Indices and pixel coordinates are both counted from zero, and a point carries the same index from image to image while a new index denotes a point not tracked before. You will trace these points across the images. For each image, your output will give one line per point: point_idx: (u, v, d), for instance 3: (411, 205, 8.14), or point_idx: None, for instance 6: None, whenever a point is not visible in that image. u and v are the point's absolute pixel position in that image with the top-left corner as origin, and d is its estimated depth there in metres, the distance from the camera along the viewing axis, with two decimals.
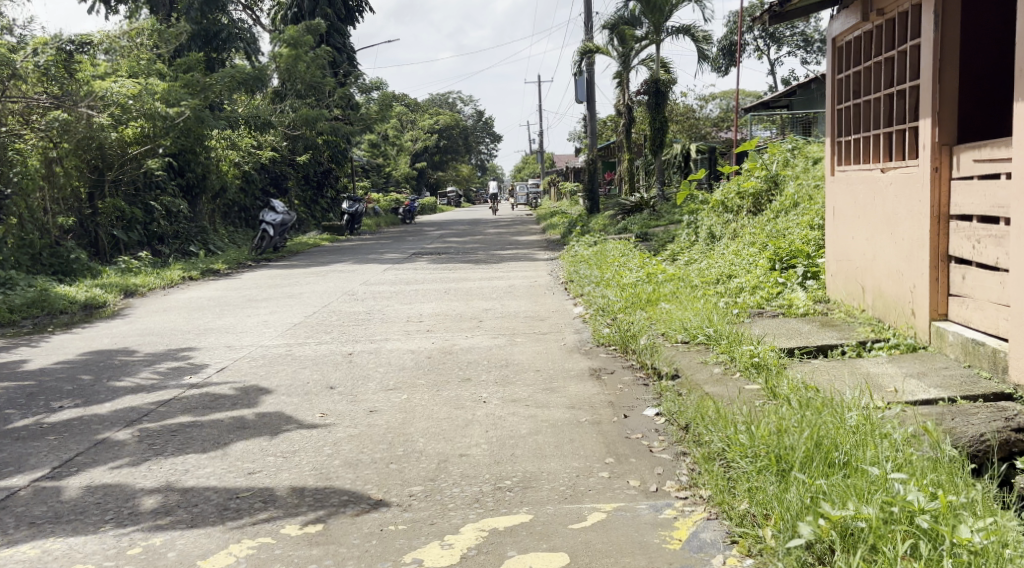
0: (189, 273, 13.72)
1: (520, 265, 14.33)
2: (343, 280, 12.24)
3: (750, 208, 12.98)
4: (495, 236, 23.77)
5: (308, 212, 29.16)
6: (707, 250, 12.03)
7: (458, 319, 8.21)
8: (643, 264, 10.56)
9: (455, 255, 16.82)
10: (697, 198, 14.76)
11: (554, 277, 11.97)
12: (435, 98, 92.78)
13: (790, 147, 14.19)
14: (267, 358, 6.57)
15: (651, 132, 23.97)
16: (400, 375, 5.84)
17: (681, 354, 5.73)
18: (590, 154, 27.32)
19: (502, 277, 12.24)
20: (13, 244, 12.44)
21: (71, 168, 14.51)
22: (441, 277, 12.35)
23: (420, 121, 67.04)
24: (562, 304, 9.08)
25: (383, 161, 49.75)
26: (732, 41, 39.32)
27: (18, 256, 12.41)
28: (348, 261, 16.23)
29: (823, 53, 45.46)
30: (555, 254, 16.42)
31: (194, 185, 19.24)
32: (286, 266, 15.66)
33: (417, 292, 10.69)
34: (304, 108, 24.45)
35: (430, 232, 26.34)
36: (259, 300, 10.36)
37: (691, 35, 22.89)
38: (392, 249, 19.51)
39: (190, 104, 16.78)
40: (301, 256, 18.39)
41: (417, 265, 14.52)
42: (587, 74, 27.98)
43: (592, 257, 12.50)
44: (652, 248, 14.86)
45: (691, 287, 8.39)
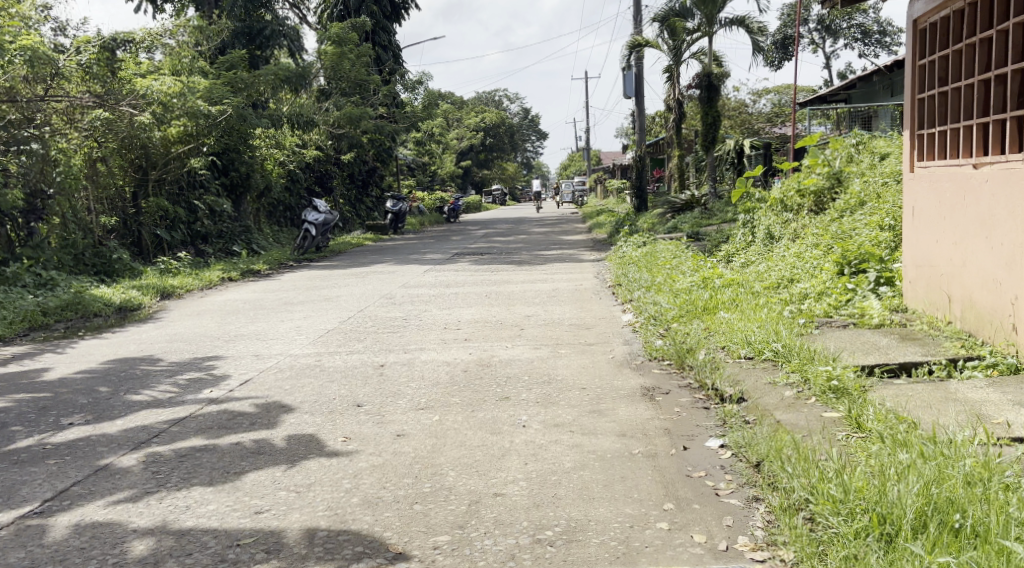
0: (229, 274, 13.38)
1: (566, 267, 13.76)
2: (383, 282, 11.78)
3: (811, 207, 12.25)
4: (541, 235, 23.20)
5: (352, 211, 28.91)
6: (766, 252, 11.32)
7: (499, 328, 7.67)
8: (698, 267, 9.93)
9: (499, 256, 16.29)
10: (754, 196, 14.04)
11: (602, 280, 11.37)
12: (482, 97, 92.50)
13: (854, 142, 13.43)
14: (293, 369, 6.08)
15: (703, 128, 23.21)
16: (432, 393, 5.29)
17: (745, 373, 5.15)
18: (639, 151, 26.63)
19: (547, 280, 11.67)
20: (56, 244, 12.24)
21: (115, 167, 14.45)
22: (484, 280, 11.82)
23: (466, 119, 66.74)
24: (610, 310, 8.51)
25: (429, 160, 49.47)
26: (786, 34, 38.23)
27: (61, 257, 12.19)
28: (390, 262, 15.80)
29: (880, 46, 44.06)
30: (602, 254, 15.80)
31: (238, 184, 19.03)
32: (327, 267, 15.27)
33: (457, 296, 10.17)
34: (348, 106, 24.17)
35: (476, 232, 25.90)
36: (295, 305, 9.91)
37: (746, 26, 22.11)
38: (436, 248, 19.07)
39: (233, 102, 16.58)
40: (343, 256, 18.04)
41: (460, 266, 14.02)
42: (636, 69, 27.29)
43: (643, 259, 11.89)
44: (704, 249, 14.20)
45: (751, 295, 7.73)
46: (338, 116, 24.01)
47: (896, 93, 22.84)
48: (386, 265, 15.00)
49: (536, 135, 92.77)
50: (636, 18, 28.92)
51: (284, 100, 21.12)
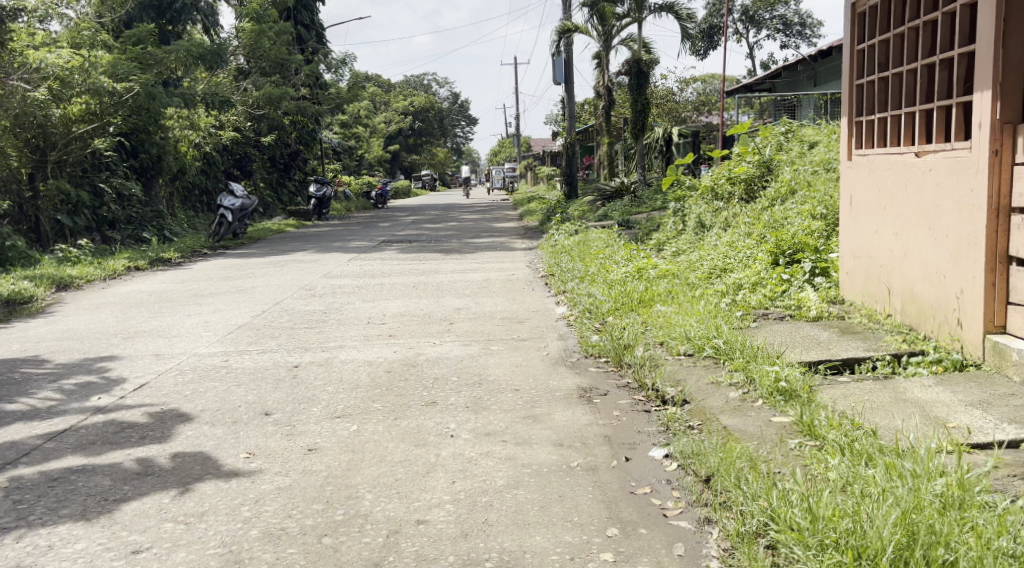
0: (135, 263, 12.68)
1: (497, 255, 13.38)
2: (302, 272, 11.24)
3: (742, 195, 12.10)
4: (470, 222, 22.79)
5: (273, 195, 28.06)
6: (698, 241, 11.11)
7: (426, 322, 7.24)
8: (631, 257, 9.65)
9: (426, 243, 15.84)
10: (685, 183, 13.85)
11: (532, 270, 11.03)
12: (409, 80, 91.31)
13: (784, 130, 13.32)
14: (196, 371, 5.57)
15: (632, 115, 23.04)
16: (353, 398, 4.85)
17: (686, 372, 4.81)
18: (569, 137, 26.36)
19: (476, 269, 11.27)
20: None
21: (9, 146, 13.55)
22: (411, 269, 11.36)
23: (393, 102, 65.68)
24: (543, 302, 8.15)
25: (354, 143, 48.54)
26: (712, 23, 38.41)
27: None
28: (312, 249, 15.20)
29: (802, 37, 44.70)
30: (532, 242, 15.47)
31: (148, 167, 18.16)
32: (245, 255, 14.60)
33: (382, 287, 9.70)
34: (268, 87, 23.28)
35: (402, 218, 25.33)
36: (205, 297, 9.33)
37: (675, 12, 21.94)
38: (361, 235, 18.48)
39: (141, 79, 15.79)
40: (261, 243, 17.34)
41: (385, 254, 13.53)
42: (565, 54, 27.00)
43: (575, 248, 11.59)
44: (636, 237, 13.98)
45: (686, 286, 7.44)
46: (257, 97, 23.12)
47: (821, 82, 22.99)
48: (307, 253, 14.40)
49: (464, 119, 92.01)
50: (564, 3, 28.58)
51: (198, 78, 20.21)
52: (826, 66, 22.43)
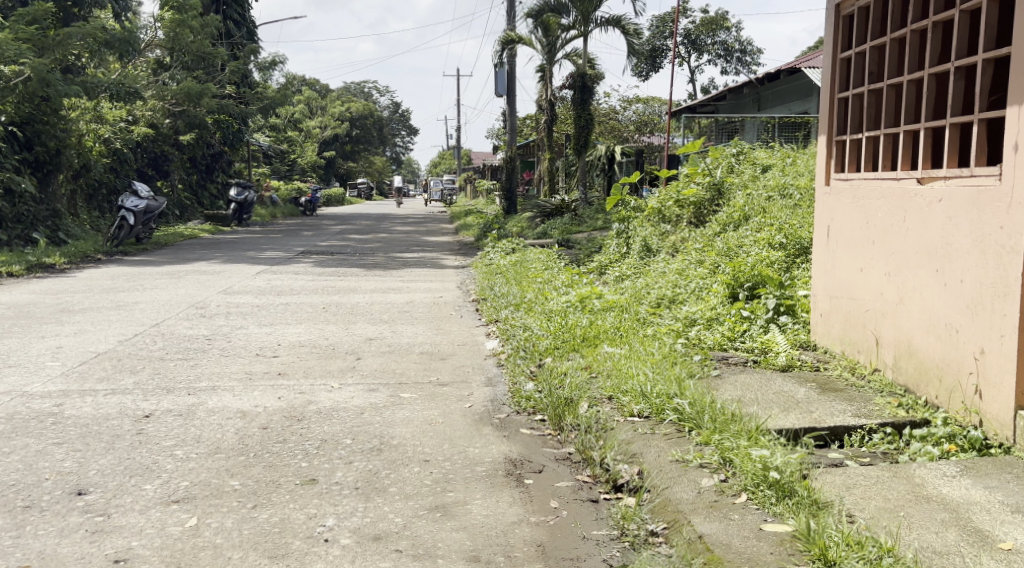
0: (8, 269, 11.27)
1: (424, 273, 12.27)
2: (199, 287, 9.99)
3: (691, 219, 11.21)
4: (401, 234, 21.63)
5: (192, 198, 26.54)
6: (643, 269, 10.14)
7: (329, 357, 6.09)
8: (573, 283, 8.60)
9: (349, 257, 14.65)
10: (629, 203, 12.93)
11: (462, 293, 9.95)
12: (349, 87, 89.81)
13: (736, 151, 12.47)
14: (13, 425, 4.38)
15: (575, 130, 22.16)
16: (207, 470, 3.71)
17: (643, 442, 3.72)
18: (508, 151, 25.39)
19: (399, 290, 10.15)
20: None
21: None
22: (325, 287, 10.18)
23: (329, 107, 64.08)
24: (471, 334, 7.06)
25: (287, 146, 47.09)
26: (657, 44, 37.97)
27: None
28: (221, 259, 13.88)
29: (744, 64, 44.61)
30: (464, 260, 14.40)
31: (45, 162, 16.65)
32: (144, 263, 13.21)
33: (286, 308, 8.51)
34: (187, 81, 21.78)
35: (329, 227, 24.04)
36: (73, 314, 8.05)
37: (622, 27, 21.14)
38: (280, 245, 17.20)
39: (32, 61, 14.35)
40: (167, 250, 15.95)
41: (301, 268, 12.33)
42: (508, 66, 26.11)
43: (511, 269, 10.52)
44: (576, 260, 13.01)
45: (637, 320, 6.40)
46: (174, 92, 21.64)
47: (766, 106, 22.40)
48: (214, 264, 13.09)
49: (404, 130, 90.84)
50: (507, 12, 27.66)
51: (105, 66, 18.71)
52: (773, 90, 21.83)
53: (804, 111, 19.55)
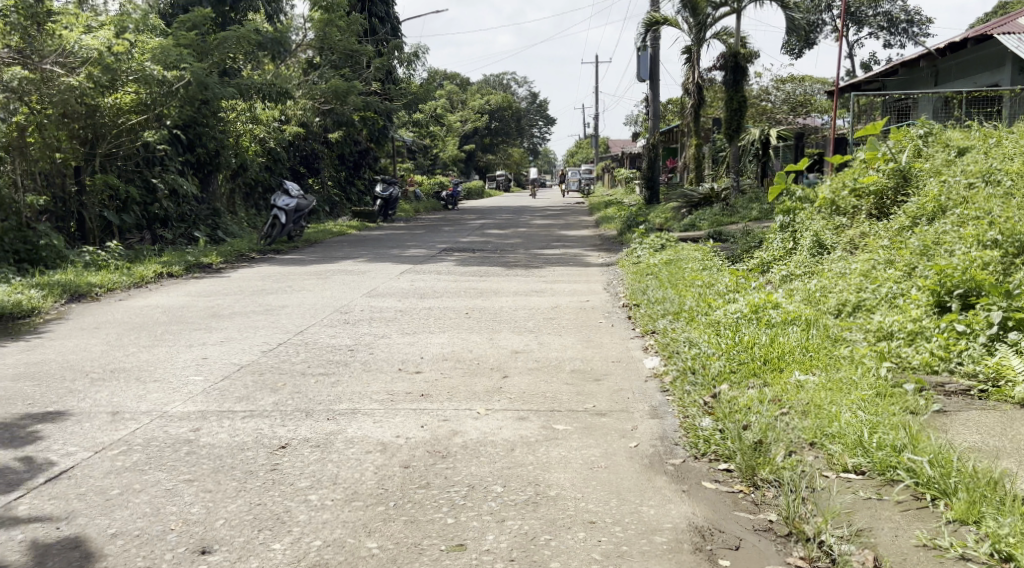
0: (168, 269, 11.29)
1: (570, 272, 11.69)
2: (345, 289, 9.75)
3: (871, 210, 10.36)
4: (542, 228, 21.17)
5: (341, 194, 27.10)
6: (819, 273, 9.19)
7: (475, 375, 5.58)
8: (739, 288, 7.76)
9: (491, 253, 14.22)
10: (794, 195, 11.89)
11: (613, 294, 9.29)
12: (489, 80, 90.30)
13: (922, 133, 11.31)
14: (149, 457, 4.08)
15: (726, 113, 20.94)
16: (342, 525, 3.25)
17: (870, 514, 3.15)
18: (652, 138, 24.38)
19: (546, 291, 9.60)
20: None
21: (61, 139, 12.56)
22: (468, 288, 9.76)
23: (469, 100, 64.43)
24: (627, 348, 6.40)
25: (429, 141, 47.60)
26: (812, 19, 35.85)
27: None
28: (366, 257, 13.78)
29: (908, 37, 41.56)
30: (610, 256, 13.73)
31: (206, 162, 17.00)
32: (293, 262, 13.19)
33: (428, 313, 8.09)
34: (334, 80, 22.14)
35: (471, 221, 23.86)
36: (222, 319, 7.76)
37: (780, 1, 19.73)
38: (423, 241, 17.03)
39: (193, 67, 14.46)
40: (316, 248, 16.02)
41: (443, 267, 11.99)
42: (651, 49, 25.17)
43: (663, 269, 9.73)
44: (734, 258, 12.11)
45: (828, 337, 5.58)
46: (323, 90, 21.99)
47: (942, 81, 20.61)
48: (359, 263, 12.93)
49: (543, 120, 90.74)
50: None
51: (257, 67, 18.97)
52: (952, 62, 20.08)
53: (994, 83, 17.87)
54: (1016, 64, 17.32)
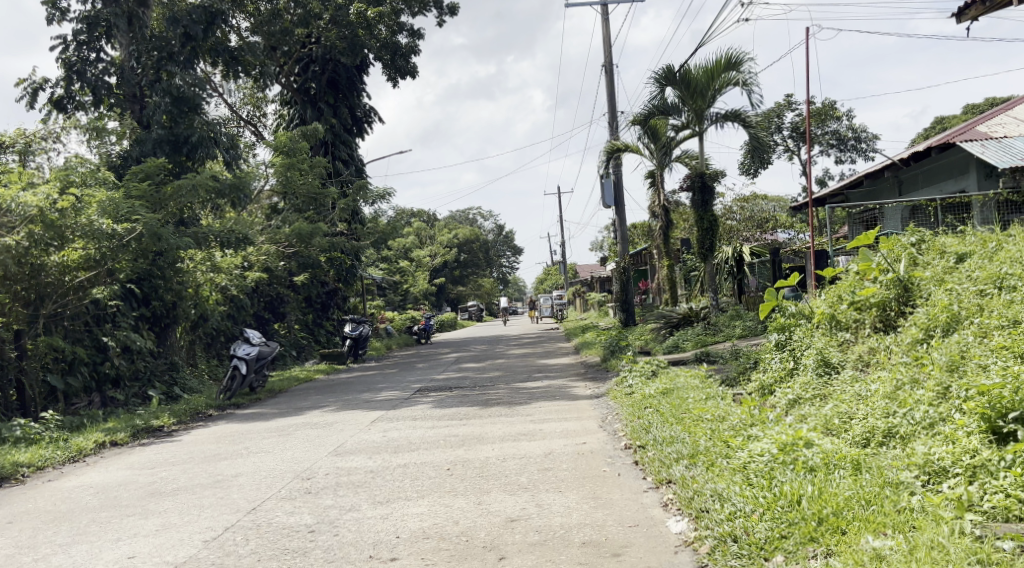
0: (112, 436, 10.16)
1: (557, 408, 10.74)
2: (313, 447, 8.71)
3: (875, 323, 9.60)
4: (519, 359, 20.30)
5: (309, 336, 26.31)
6: (834, 397, 8.41)
7: (463, 559, 4.61)
8: (754, 420, 6.93)
9: (470, 391, 13.27)
10: (786, 311, 11.18)
11: (609, 433, 8.34)
12: (455, 214, 91.18)
13: (914, 241, 10.68)
14: None
15: (697, 233, 20.53)
16: None
17: None
18: (622, 262, 23.86)
19: (534, 434, 8.62)
20: None
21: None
22: (448, 437, 8.74)
23: (437, 235, 64.55)
24: (643, 506, 5.46)
25: (399, 277, 47.40)
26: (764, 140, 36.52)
27: None
28: (334, 406, 12.74)
29: (857, 152, 42.45)
30: (596, 387, 12.81)
31: (162, 315, 16.06)
32: (256, 417, 12.12)
33: (404, 472, 7.05)
34: (298, 223, 21.62)
35: (444, 357, 22.93)
36: (164, 498, 6.60)
37: (743, 120, 19.56)
38: (396, 381, 16.06)
39: (146, 218, 13.65)
40: (281, 398, 14.94)
41: (418, 412, 10.98)
42: (614, 175, 25.15)
43: (661, 400, 8.88)
44: (730, 382, 11.26)
45: (883, 483, 4.77)
46: (286, 234, 21.42)
47: (904, 190, 20.42)
48: (327, 412, 11.89)
49: (511, 250, 91.49)
50: (610, 123, 26.83)
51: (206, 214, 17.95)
52: (913, 172, 19.94)
53: (961, 190, 17.69)
54: (980, 169, 17.19)
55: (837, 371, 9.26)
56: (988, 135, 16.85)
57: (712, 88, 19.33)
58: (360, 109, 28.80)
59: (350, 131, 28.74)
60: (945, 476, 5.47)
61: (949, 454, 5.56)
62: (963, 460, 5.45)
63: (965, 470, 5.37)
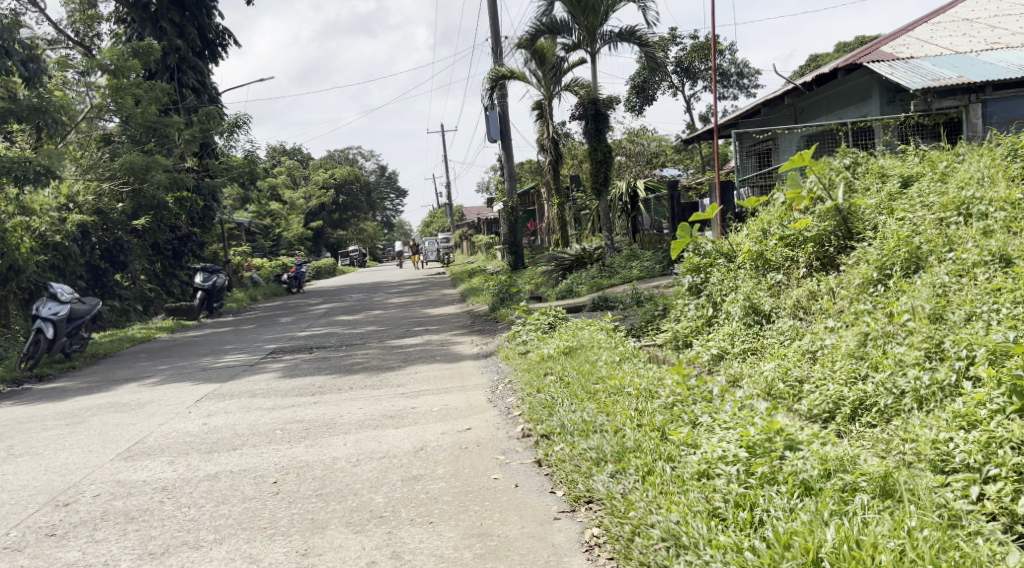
0: None
1: (436, 373, 8.76)
2: (102, 445, 6.53)
3: (811, 260, 7.97)
4: (395, 309, 18.28)
5: (158, 288, 23.43)
6: (771, 354, 6.81)
7: None
8: (690, 389, 5.20)
9: (333, 352, 11.15)
10: (702, 248, 9.47)
11: (501, 411, 6.37)
12: (334, 155, 87.19)
13: (847, 163, 8.91)
14: None
15: (591, 166, 18.74)
16: None
17: None
18: (509, 202, 21.91)
19: (403, 417, 6.58)
20: None
21: None
22: (290, 426, 6.64)
23: (312, 176, 60.97)
24: (556, 553, 3.63)
25: (270, 221, 44.33)
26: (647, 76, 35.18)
27: None
28: (162, 376, 10.45)
29: (740, 87, 41.57)
30: (483, 343, 10.88)
31: None
32: (55, 396, 9.71)
33: (211, 491, 4.98)
34: (131, 154, 19.04)
35: (313, 308, 20.59)
36: None
37: (638, 41, 17.78)
38: (247, 341, 13.75)
39: None
40: (101, 366, 12.51)
41: (261, 385, 8.80)
42: (499, 107, 23.08)
43: (561, 364, 7.06)
44: (640, 336, 9.54)
45: (938, 523, 3.10)
46: (117, 167, 18.86)
47: (801, 118, 18.63)
48: (145, 387, 9.58)
49: (394, 192, 88.58)
50: (492, 49, 24.65)
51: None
52: (812, 99, 18.12)
53: (861, 116, 15.95)
54: (883, 94, 15.43)
55: (768, 319, 7.64)
56: (894, 55, 15.25)
57: (604, 3, 17.36)
58: (213, 31, 25.82)
59: (200, 54, 25.68)
60: (979, 483, 3.86)
61: (976, 448, 3.98)
62: (1003, 458, 3.87)
63: (1011, 473, 3.78)
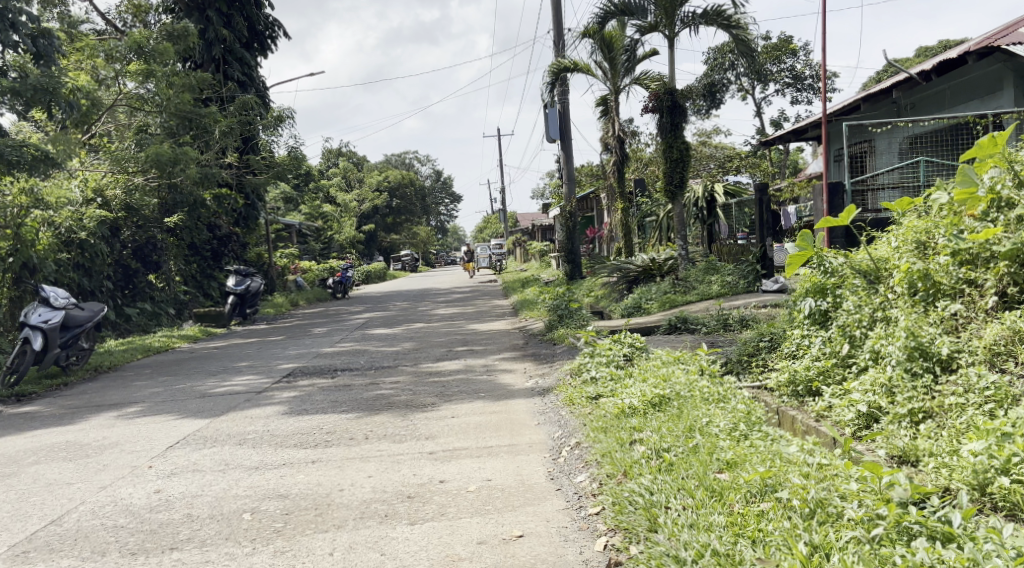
0: None
1: (476, 418, 6.70)
2: (6, 523, 4.63)
3: (1001, 286, 5.72)
4: (441, 321, 16.28)
5: (192, 290, 21.82)
6: (966, 425, 4.67)
7: None
8: (895, 507, 3.19)
9: (358, 378, 9.19)
10: (828, 263, 7.21)
11: (566, 503, 4.28)
12: (391, 158, 85.71)
13: None
14: None
15: (664, 166, 16.58)
16: None
17: None
18: (568, 205, 19.82)
19: (425, 499, 4.52)
20: None
21: None
22: (266, 506, 4.63)
23: (366, 178, 59.45)
24: None
25: (320, 224, 42.73)
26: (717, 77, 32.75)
27: None
28: (151, 402, 8.59)
29: (813, 91, 38.77)
30: (537, 373, 8.80)
31: None
32: (15, 425, 7.89)
33: None
34: (159, 145, 17.24)
35: (353, 317, 18.72)
36: None
37: (724, 22, 15.57)
38: (267, 357, 11.88)
39: None
40: (94, 383, 10.70)
41: (255, 426, 6.85)
42: (560, 104, 20.99)
43: (655, 424, 4.93)
44: (743, 376, 7.34)
45: None
46: (142, 159, 17.10)
47: (908, 114, 16.19)
48: (119, 420, 7.67)
49: (449, 197, 86.97)
50: (555, 42, 22.61)
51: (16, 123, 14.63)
52: (925, 92, 15.68)
53: (991, 110, 13.60)
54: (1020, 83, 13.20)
55: (945, 367, 5.45)
56: None
57: None
58: (261, 22, 24.25)
59: (247, 46, 24.15)
60: None
61: None
62: None
63: None
